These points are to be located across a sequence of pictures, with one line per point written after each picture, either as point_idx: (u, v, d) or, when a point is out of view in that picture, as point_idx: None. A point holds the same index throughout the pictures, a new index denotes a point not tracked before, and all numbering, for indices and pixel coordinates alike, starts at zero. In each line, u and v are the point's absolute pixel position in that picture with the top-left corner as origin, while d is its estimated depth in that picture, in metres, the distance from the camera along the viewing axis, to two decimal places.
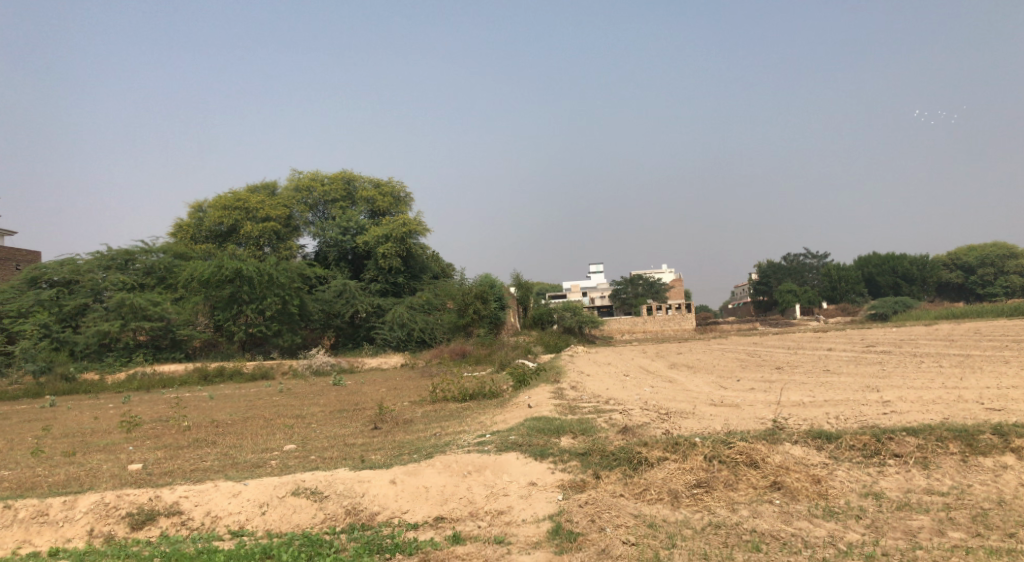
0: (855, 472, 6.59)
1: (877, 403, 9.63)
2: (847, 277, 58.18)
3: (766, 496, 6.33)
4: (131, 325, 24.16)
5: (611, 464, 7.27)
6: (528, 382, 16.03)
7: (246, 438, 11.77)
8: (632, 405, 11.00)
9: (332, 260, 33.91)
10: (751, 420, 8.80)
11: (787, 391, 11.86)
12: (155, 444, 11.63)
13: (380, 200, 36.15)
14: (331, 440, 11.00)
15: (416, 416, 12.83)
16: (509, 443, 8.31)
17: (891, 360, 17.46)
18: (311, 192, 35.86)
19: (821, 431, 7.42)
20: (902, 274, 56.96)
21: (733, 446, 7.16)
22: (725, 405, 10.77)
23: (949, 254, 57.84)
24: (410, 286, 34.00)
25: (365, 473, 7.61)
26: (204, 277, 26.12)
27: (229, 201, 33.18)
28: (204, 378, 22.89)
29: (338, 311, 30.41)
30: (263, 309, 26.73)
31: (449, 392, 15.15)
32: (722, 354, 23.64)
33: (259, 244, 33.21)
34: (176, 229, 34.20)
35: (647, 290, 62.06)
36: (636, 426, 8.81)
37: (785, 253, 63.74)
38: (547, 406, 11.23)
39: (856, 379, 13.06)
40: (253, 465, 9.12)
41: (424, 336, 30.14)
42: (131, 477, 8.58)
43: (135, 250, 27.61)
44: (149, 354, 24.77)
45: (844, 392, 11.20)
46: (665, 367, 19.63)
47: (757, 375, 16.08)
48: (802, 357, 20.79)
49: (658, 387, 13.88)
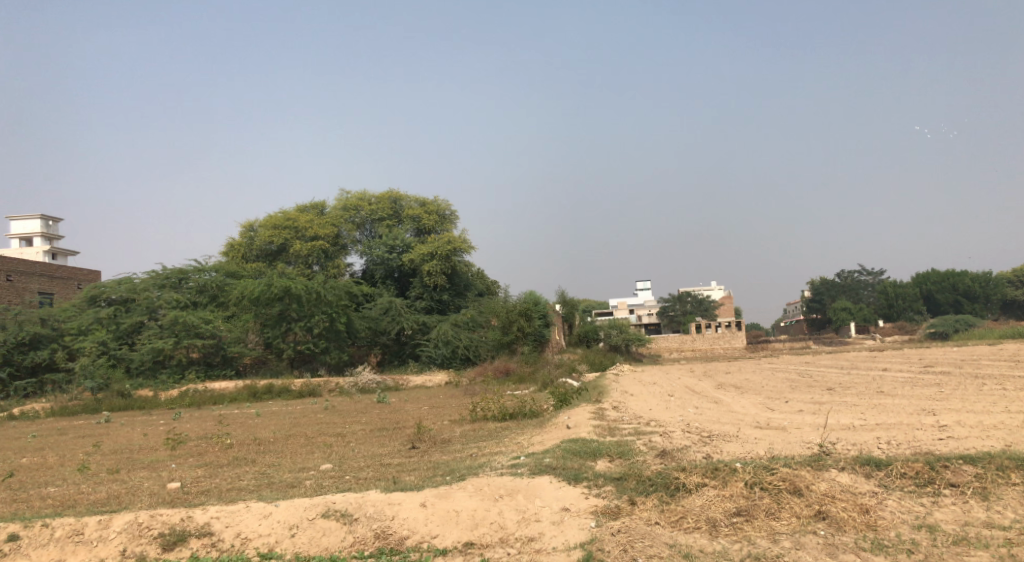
0: (907, 502, 6.21)
1: (933, 428, 9.15)
2: (904, 295, 56.71)
3: (810, 526, 6.00)
4: (183, 342, 24.69)
5: (647, 489, 7.01)
6: (569, 401, 15.80)
7: (286, 457, 11.82)
8: (673, 427, 10.69)
9: (379, 278, 34.24)
10: (797, 444, 8.44)
11: (837, 414, 11.40)
12: (197, 462, 11.76)
13: (426, 219, 36.43)
14: (368, 459, 10.97)
15: (454, 436, 12.72)
16: (543, 466, 8.11)
17: (951, 381, 16.70)
18: (358, 211, 36.40)
19: (871, 458, 7.03)
20: (963, 291, 54.37)
21: (776, 472, 6.83)
22: (771, 427, 10.39)
23: (1015, 270, 55.34)
24: (455, 303, 34.07)
25: (396, 495, 7.52)
26: (254, 295, 26.59)
27: (279, 220, 33.90)
28: (253, 395, 23.23)
29: (385, 328, 30.57)
30: (311, 326, 27.08)
31: (489, 411, 15.02)
32: (772, 373, 23.02)
33: (308, 262, 33.73)
34: (228, 248, 35.05)
35: (695, 308, 61.07)
36: (676, 449, 8.53)
37: (839, 269, 62.47)
38: (586, 427, 11.00)
39: (912, 401, 12.50)
40: (288, 485, 9.12)
41: (469, 353, 30.05)
42: (169, 496, 8.65)
43: (189, 269, 28.30)
44: (201, 371, 25.24)
45: (898, 415, 10.70)
46: (712, 387, 19.18)
47: (807, 395, 15.55)
48: (856, 378, 20.05)
49: (702, 408, 13.51)
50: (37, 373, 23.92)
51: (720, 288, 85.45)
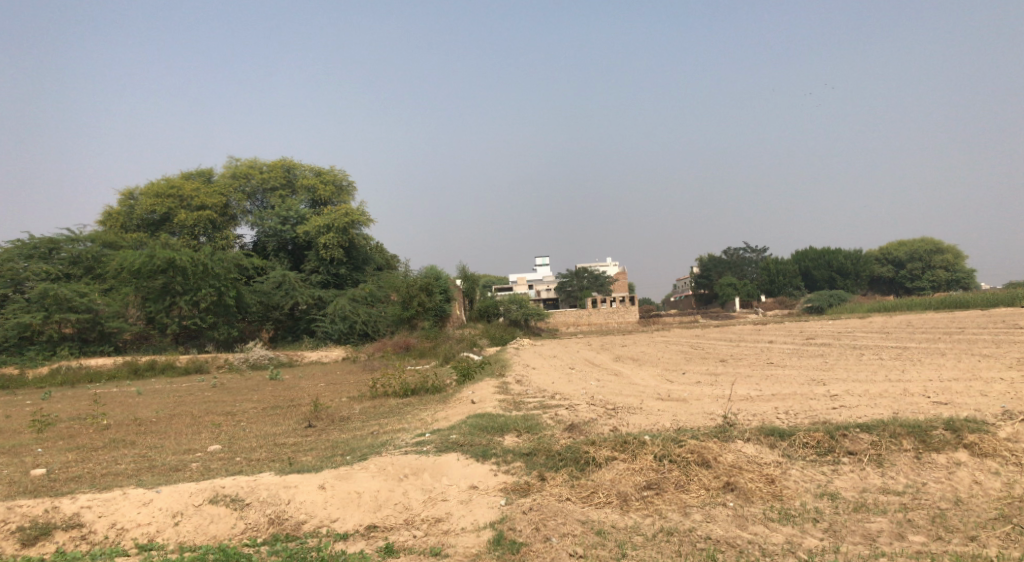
0: (809, 472, 6.33)
1: (824, 397, 9.50)
2: (784, 271, 59.49)
3: (720, 498, 6.00)
4: (55, 317, 22.73)
5: (557, 464, 6.85)
6: (472, 376, 15.57)
7: (169, 438, 10.97)
8: (579, 400, 10.64)
9: (271, 250, 32.78)
10: (700, 415, 8.51)
11: (734, 385, 11.69)
12: (67, 446, 10.73)
13: (321, 189, 35.08)
14: (260, 439, 10.33)
15: (353, 413, 12.19)
16: (449, 443, 7.80)
17: (832, 353, 17.60)
18: (248, 180, 34.59)
19: (773, 427, 7.13)
20: (837, 268, 58.54)
21: (684, 444, 6.81)
22: (672, 399, 10.52)
23: (880, 250, 60.02)
24: (352, 278, 33.11)
25: (292, 478, 7.03)
26: (134, 267, 24.77)
27: (162, 188, 31.70)
28: (134, 372, 21.72)
29: (277, 303, 29.29)
30: (198, 301, 25.53)
31: (389, 387, 14.56)
32: (666, 347, 23.60)
33: (193, 233, 31.77)
34: (105, 217, 32.62)
35: (592, 284, 62.17)
36: (583, 423, 8.43)
37: (726, 247, 64.76)
38: (490, 401, 10.78)
39: (801, 372, 13.02)
40: (171, 468, 8.40)
41: (367, 329, 29.32)
42: (33, 485, 7.78)
43: (60, 238, 26.02)
44: (75, 348, 23.39)
45: (791, 386, 11.06)
46: (611, 361, 19.47)
47: (702, 367, 16.00)
48: (745, 350, 20.86)
49: (604, 381, 13.59)
50: None
51: (615, 264, 87.57)
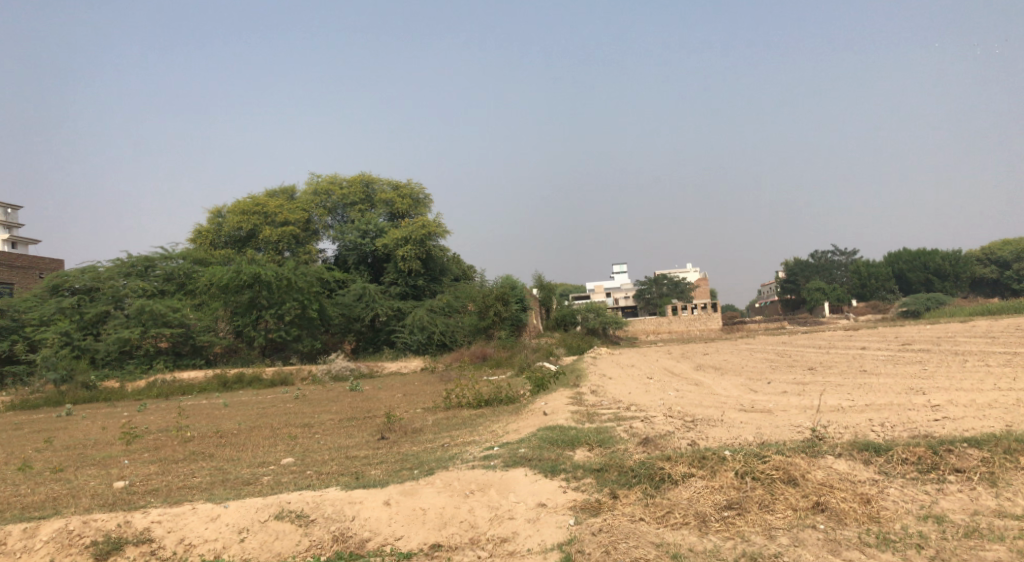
0: (910, 491, 5.73)
1: (925, 408, 8.73)
2: (877, 274, 56.74)
3: (808, 520, 5.49)
4: (150, 332, 23.77)
5: (630, 482, 6.46)
6: (546, 386, 15.27)
7: (247, 450, 11.11)
8: (655, 412, 10.18)
9: (352, 263, 33.41)
10: (786, 428, 7.92)
11: (823, 394, 10.97)
12: (151, 458, 11.00)
13: (399, 202, 35.62)
14: (332, 452, 10.33)
15: (426, 425, 12.09)
16: (518, 458, 7.53)
17: (934, 359, 16.44)
18: (329, 196, 35.49)
19: (868, 442, 6.53)
20: (934, 270, 55.41)
21: (768, 461, 6.31)
22: (756, 410, 9.94)
23: (983, 250, 56.40)
24: (430, 289, 33.35)
25: (358, 493, 6.90)
26: (222, 283, 25.68)
27: (248, 206, 32.86)
28: (223, 384, 22.42)
29: (358, 315, 29.80)
30: (282, 314, 26.20)
31: (463, 397, 14.43)
32: (750, 354, 22.64)
33: (278, 248, 32.75)
34: (196, 235, 34.01)
35: (672, 290, 60.85)
36: (658, 436, 7.99)
37: (813, 249, 62.31)
38: (563, 413, 10.43)
39: (898, 380, 12.14)
40: (243, 482, 8.43)
41: (445, 339, 29.39)
42: (112, 498, 7.92)
43: (155, 257, 27.25)
44: (170, 361, 24.39)
45: (887, 395, 10.27)
46: (691, 369, 18.81)
47: (789, 376, 15.18)
48: (835, 356, 19.77)
49: (683, 391, 13.07)
50: None
51: (695, 270, 85.71)
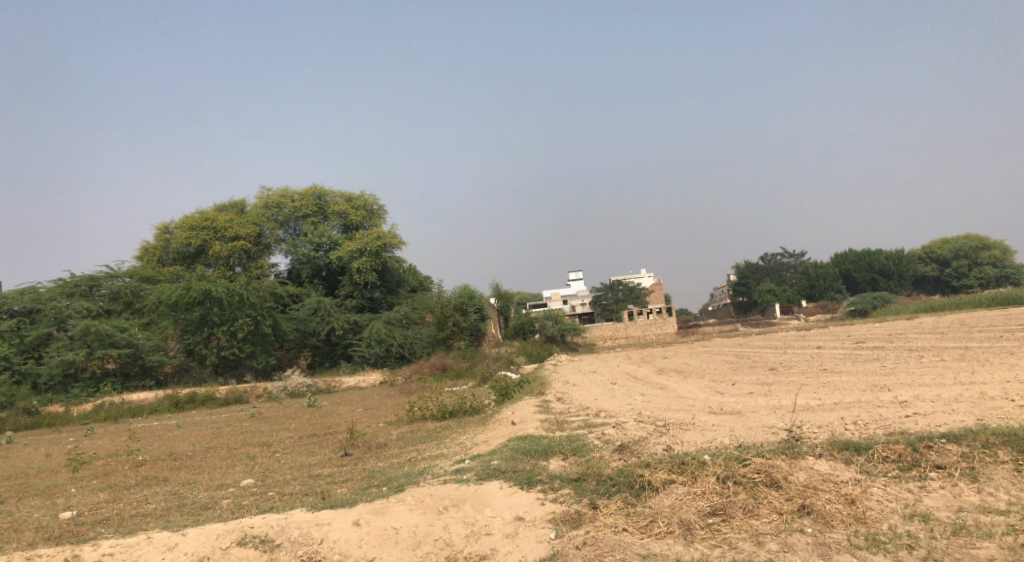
0: (893, 489, 5.68)
1: (893, 405, 8.76)
2: (825, 275, 57.71)
3: (795, 524, 5.38)
4: (97, 353, 22.82)
5: (609, 491, 6.27)
6: (511, 396, 15.04)
7: (203, 473, 10.63)
8: (625, 417, 10.03)
9: (306, 277, 32.72)
10: (760, 430, 7.85)
11: (789, 394, 10.99)
12: (101, 485, 10.43)
13: (353, 214, 35.05)
14: (294, 471, 9.93)
15: (391, 439, 11.75)
16: (491, 470, 7.27)
17: (889, 356, 16.71)
18: (281, 209, 34.74)
19: (846, 441, 6.46)
20: (878, 269, 56.76)
21: (749, 464, 6.19)
22: (725, 412, 9.88)
23: (924, 248, 58.17)
24: (387, 301, 32.85)
25: (326, 513, 6.58)
26: (171, 301, 24.84)
27: (197, 221, 31.89)
28: (175, 405, 21.62)
29: (313, 330, 29.14)
30: (235, 330, 25.46)
31: (427, 410, 14.11)
32: (710, 357, 22.74)
33: (229, 263, 31.87)
34: (142, 252, 32.87)
35: (628, 296, 61.23)
36: (633, 442, 7.82)
37: (763, 252, 63.24)
38: (532, 422, 10.22)
39: (859, 378, 12.24)
40: (201, 507, 8.00)
41: (404, 351, 29.00)
42: (60, 530, 7.42)
43: (100, 275, 26.22)
44: (118, 383, 23.44)
45: (853, 393, 10.32)
46: (654, 373, 18.79)
47: (751, 377, 15.24)
48: (794, 356, 19.96)
49: (649, 395, 12.99)
50: None
51: (649, 275, 86.58)
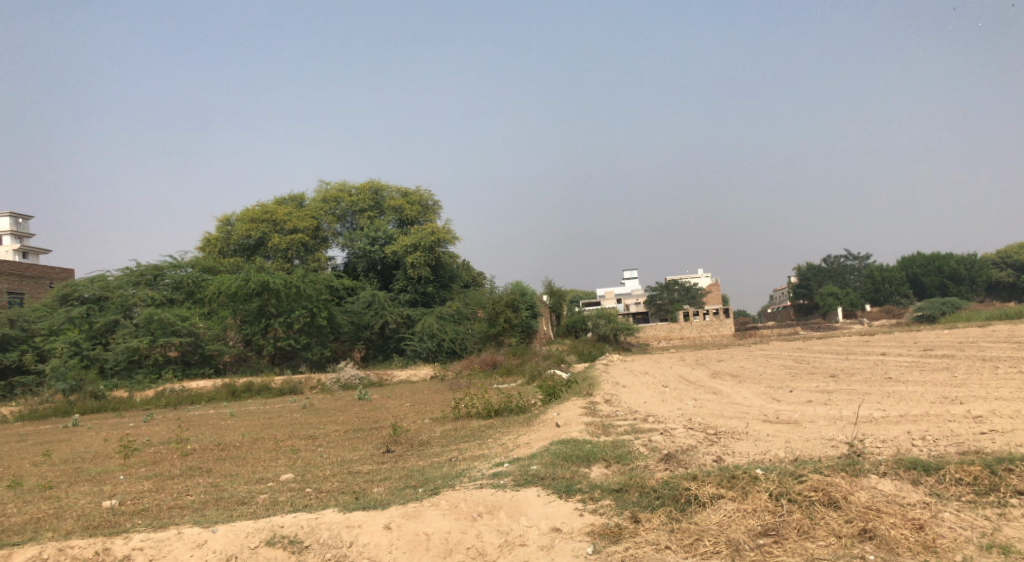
0: (967, 516, 5.16)
1: (966, 419, 8.12)
2: (890, 278, 55.62)
3: (856, 549, 4.93)
4: (159, 341, 23.34)
5: (653, 504, 5.90)
6: (558, 396, 14.68)
7: (246, 465, 10.61)
8: (675, 423, 9.58)
9: (361, 271, 32.99)
10: (819, 442, 7.34)
11: (850, 404, 10.37)
12: (148, 473, 10.52)
13: (408, 209, 35.20)
14: (335, 467, 9.82)
15: (433, 437, 11.54)
16: (529, 476, 6.96)
17: (961, 366, 15.75)
18: (338, 203, 35.12)
19: (914, 459, 5.95)
20: (949, 274, 54.21)
21: (806, 481, 5.73)
22: (781, 421, 9.35)
23: (999, 253, 55.35)
24: (440, 296, 32.87)
25: (358, 515, 6.39)
26: (230, 291, 25.23)
27: (257, 214, 32.49)
28: (232, 393, 21.99)
29: (367, 323, 29.31)
30: (291, 322, 25.76)
31: (473, 407, 13.88)
32: (767, 361, 21.94)
33: (287, 256, 32.33)
34: (205, 243, 33.69)
35: (683, 296, 60.11)
36: (681, 451, 7.40)
37: (826, 254, 61.31)
38: (577, 425, 9.84)
39: (928, 388, 11.48)
40: (238, 501, 7.93)
41: (455, 346, 28.92)
42: (99, 519, 7.42)
43: (164, 265, 26.89)
44: (179, 370, 23.97)
45: (920, 405, 9.63)
46: (707, 377, 18.16)
47: (811, 384, 14.50)
48: (857, 363, 19.06)
49: (701, 400, 12.48)
50: (8, 377, 22.81)
51: (706, 275, 84.95)
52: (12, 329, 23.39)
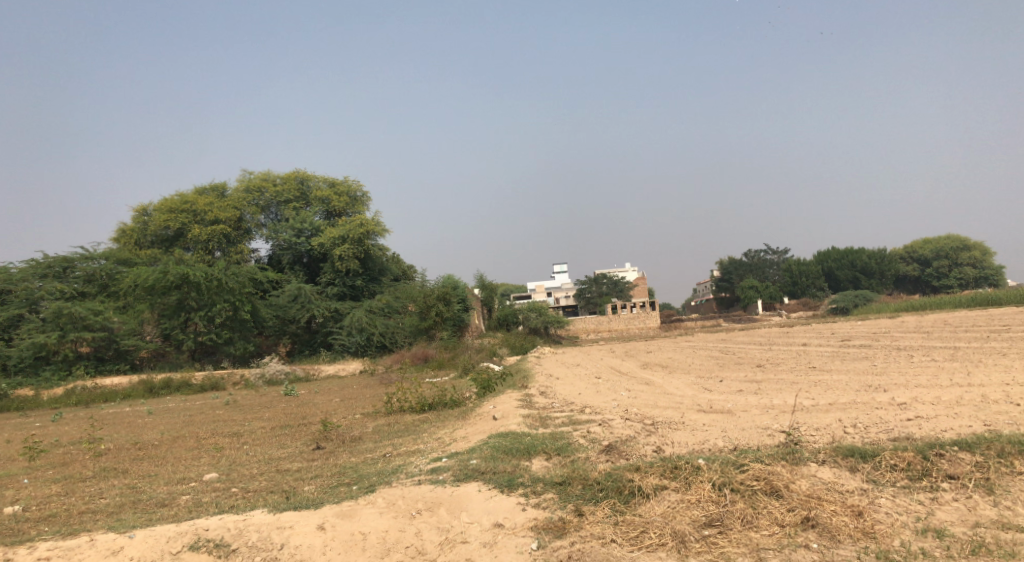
0: (903, 501, 5.26)
1: (892, 407, 8.36)
2: (807, 272, 57.88)
3: (800, 538, 4.95)
4: (70, 336, 21.99)
5: (596, 497, 5.80)
6: (493, 388, 14.53)
7: (166, 465, 10.04)
8: (612, 415, 9.55)
9: (286, 263, 31.99)
10: (755, 431, 7.41)
11: (780, 393, 10.57)
12: (56, 476, 9.83)
13: (336, 200, 34.35)
14: (262, 465, 9.39)
15: (366, 432, 11.20)
16: (469, 471, 6.77)
17: (878, 355, 16.37)
18: (262, 193, 33.92)
19: (850, 446, 6.04)
20: (860, 268, 56.80)
21: (747, 470, 5.75)
22: (715, 411, 9.44)
23: (906, 248, 58.25)
24: (369, 289, 32.21)
25: (289, 515, 6.06)
26: (147, 284, 23.97)
27: (175, 204, 31.01)
28: (149, 390, 20.94)
29: (294, 317, 28.45)
30: (213, 316, 24.74)
31: (405, 402, 13.57)
32: (694, 352, 22.35)
33: (208, 247, 31.02)
34: (119, 234, 32.02)
35: (611, 289, 60.93)
36: (621, 442, 7.35)
37: (747, 249, 63.25)
38: (514, 418, 9.69)
39: (851, 377, 11.84)
40: (157, 504, 7.46)
41: (385, 340, 28.42)
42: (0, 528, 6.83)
43: (74, 257, 25.37)
44: (91, 367, 22.68)
45: (847, 394, 9.89)
46: (638, 368, 18.37)
47: (739, 374, 14.79)
48: (780, 353, 19.60)
49: (635, 391, 12.50)
50: None
51: (633, 269, 86.44)
52: None
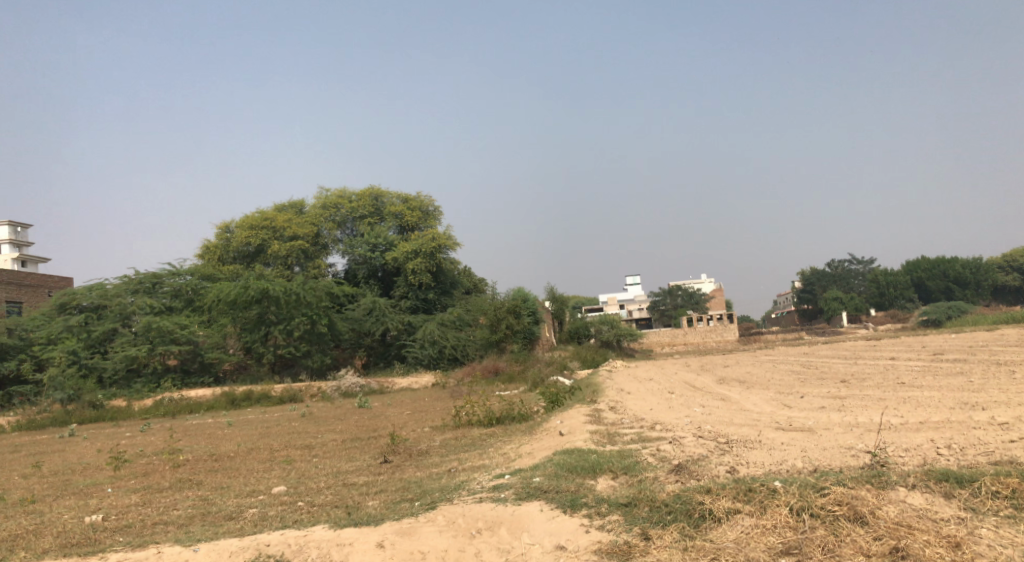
0: (1007, 532, 4.75)
1: (991, 427, 7.71)
2: (896, 282, 55.36)
3: None
4: (159, 349, 22.95)
5: (664, 519, 5.50)
6: (562, 402, 14.28)
7: (239, 477, 10.22)
8: (684, 432, 9.16)
9: (362, 278, 32.58)
10: (837, 451, 6.93)
11: (866, 411, 9.94)
12: (137, 486, 10.14)
13: (409, 215, 34.87)
14: (330, 478, 9.44)
15: (433, 447, 11.12)
16: (531, 489, 6.57)
17: (976, 370, 15.27)
18: (338, 209, 34.75)
19: (945, 471, 5.54)
20: (953, 278, 53.56)
21: (828, 494, 5.34)
22: (794, 429, 8.94)
23: (1004, 256, 54.91)
24: (441, 302, 32.47)
25: (349, 531, 5.99)
26: (230, 299, 24.83)
27: (257, 221, 32.09)
28: (231, 402, 21.57)
29: (368, 330, 28.93)
30: (291, 330, 25.37)
31: (473, 416, 13.48)
32: (774, 366, 21.50)
33: (287, 263, 31.94)
34: (204, 250, 33.33)
35: (686, 302, 59.61)
36: (692, 461, 7.00)
37: (830, 260, 61.29)
38: (581, 434, 9.44)
39: (945, 394, 11.04)
40: (226, 516, 7.55)
41: (457, 353, 28.51)
42: (78, 536, 7.03)
43: (163, 273, 26.60)
44: (178, 379, 23.53)
45: (940, 412, 9.19)
46: (713, 383, 17.74)
47: (821, 389, 14.06)
48: (866, 367, 18.58)
49: (709, 407, 12.04)
50: (6, 386, 22.54)
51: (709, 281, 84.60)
52: (9, 338, 23.14)
